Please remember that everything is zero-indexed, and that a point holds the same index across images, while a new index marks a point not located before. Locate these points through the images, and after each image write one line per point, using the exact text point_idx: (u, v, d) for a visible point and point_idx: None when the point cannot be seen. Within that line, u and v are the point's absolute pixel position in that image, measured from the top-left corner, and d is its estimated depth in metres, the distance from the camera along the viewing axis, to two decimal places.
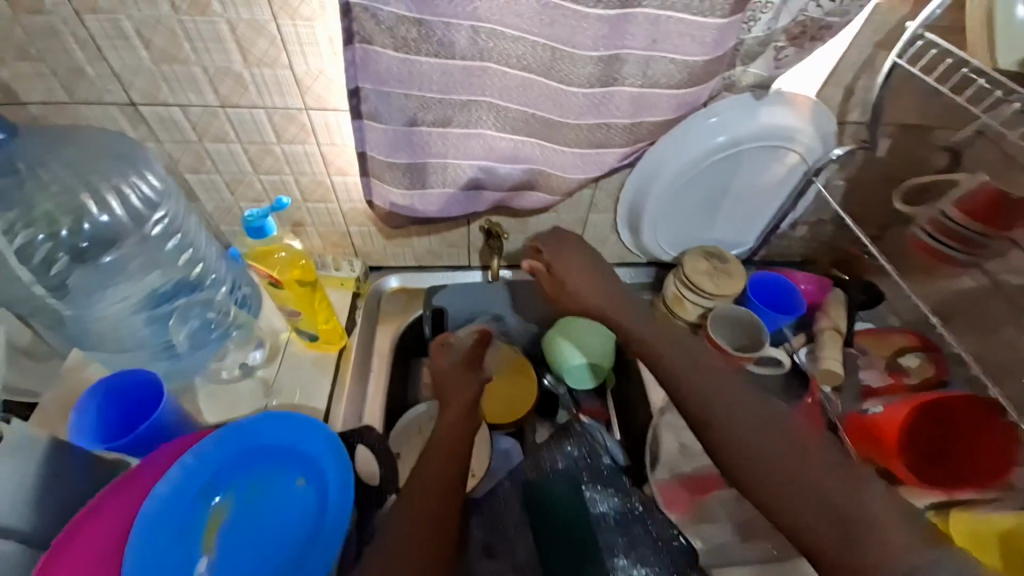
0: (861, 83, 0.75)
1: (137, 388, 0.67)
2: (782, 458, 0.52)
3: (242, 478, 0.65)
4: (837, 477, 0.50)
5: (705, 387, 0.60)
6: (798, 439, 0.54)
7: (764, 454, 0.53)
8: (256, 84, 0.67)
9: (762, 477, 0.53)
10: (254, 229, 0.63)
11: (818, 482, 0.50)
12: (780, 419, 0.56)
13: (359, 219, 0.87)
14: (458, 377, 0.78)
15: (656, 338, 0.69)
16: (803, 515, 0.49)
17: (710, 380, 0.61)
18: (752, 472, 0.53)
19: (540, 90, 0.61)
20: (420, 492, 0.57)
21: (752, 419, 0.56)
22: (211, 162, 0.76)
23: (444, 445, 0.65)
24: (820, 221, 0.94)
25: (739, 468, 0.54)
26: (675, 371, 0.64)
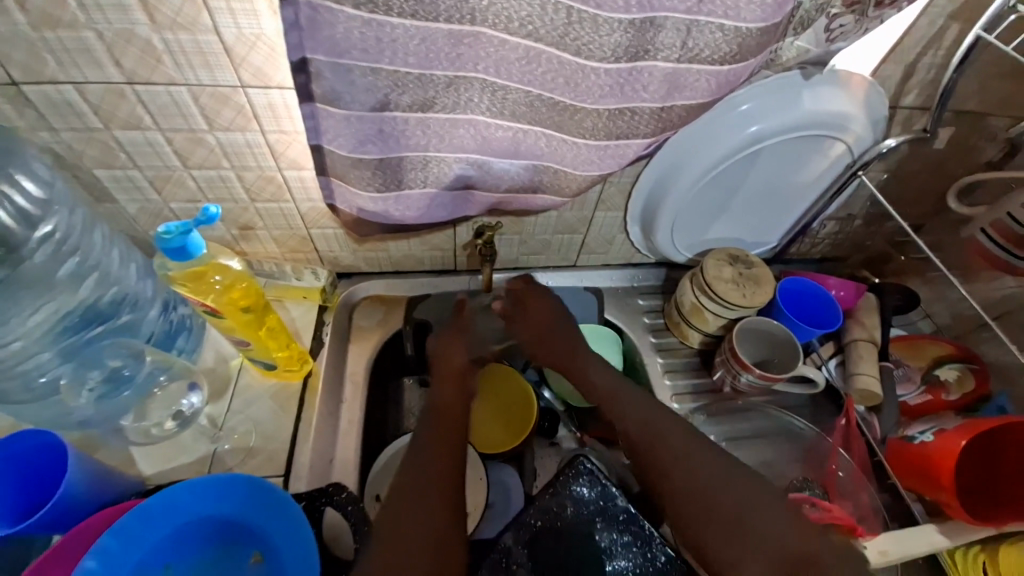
0: (925, 60, 0.64)
1: (43, 450, 0.54)
2: (719, 494, 0.56)
3: (181, 558, 0.54)
4: (775, 515, 0.54)
5: (652, 427, 0.62)
6: (747, 485, 0.56)
7: (762, 534, 0.53)
8: (171, 53, 0.50)
9: (762, 563, 0.52)
10: (175, 251, 0.50)
11: (757, 525, 0.53)
12: (723, 460, 0.58)
13: (322, 220, 0.72)
14: (452, 340, 0.72)
15: (613, 391, 0.67)
16: (732, 539, 0.53)
17: (656, 416, 0.63)
18: (754, 563, 0.52)
19: (550, 66, 0.47)
20: (416, 483, 0.54)
21: (683, 446, 0.60)
22: (125, 155, 0.60)
23: (443, 423, 0.62)
24: (853, 216, 0.84)
25: (736, 562, 0.53)
26: (631, 416, 0.64)
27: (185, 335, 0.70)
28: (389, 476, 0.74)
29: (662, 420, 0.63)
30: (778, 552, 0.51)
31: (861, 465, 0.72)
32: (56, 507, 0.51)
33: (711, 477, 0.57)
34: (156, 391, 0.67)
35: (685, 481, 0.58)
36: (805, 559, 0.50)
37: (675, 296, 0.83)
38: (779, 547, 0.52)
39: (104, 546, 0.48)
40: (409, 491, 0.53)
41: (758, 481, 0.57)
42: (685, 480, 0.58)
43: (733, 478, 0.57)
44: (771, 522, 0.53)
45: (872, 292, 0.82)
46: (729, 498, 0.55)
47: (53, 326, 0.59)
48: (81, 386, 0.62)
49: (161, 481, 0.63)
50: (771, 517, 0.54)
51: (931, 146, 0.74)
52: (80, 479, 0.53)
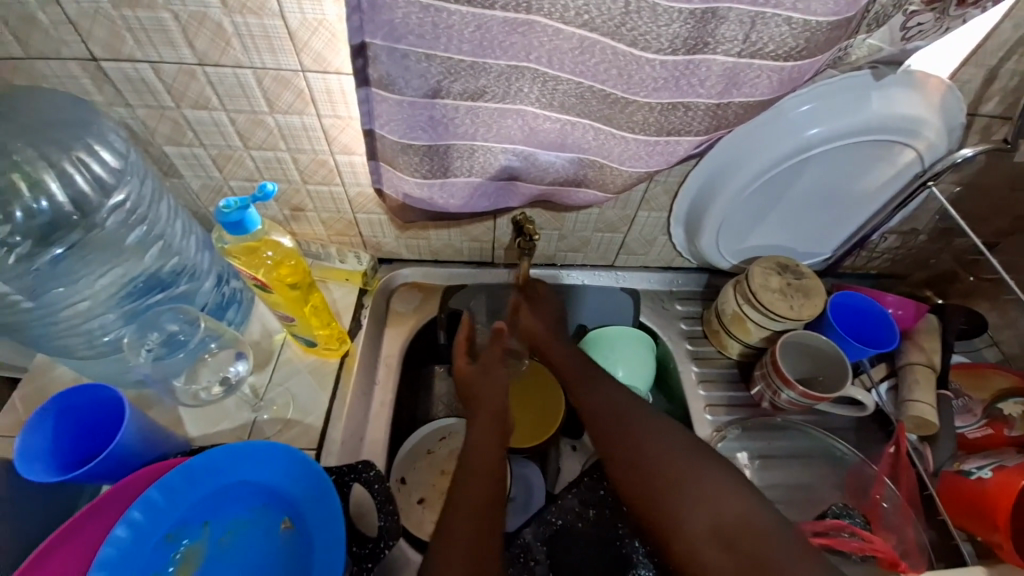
0: (1012, 64, 0.58)
1: (100, 403, 0.58)
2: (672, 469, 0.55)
3: (218, 517, 0.57)
4: (719, 474, 0.54)
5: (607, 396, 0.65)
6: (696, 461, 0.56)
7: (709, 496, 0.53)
8: (240, 36, 0.52)
9: (698, 512, 0.52)
10: (232, 224, 0.52)
11: (704, 481, 0.54)
12: (676, 439, 0.58)
13: (368, 205, 0.74)
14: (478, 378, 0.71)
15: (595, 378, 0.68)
16: (674, 493, 0.54)
17: (630, 408, 0.62)
18: (689, 510, 0.52)
19: (603, 57, 0.47)
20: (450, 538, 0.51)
21: (644, 424, 0.60)
22: (192, 133, 0.63)
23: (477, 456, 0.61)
24: (918, 231, 0.78)
25: (674, 509, 0.53)
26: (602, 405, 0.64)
27: (235, 307, 0.73)
28: (414, 460, 0.76)
29: (673, 464, 0.56)
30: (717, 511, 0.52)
31: (908, 497, 0.68)
32: (111, 456, 0.54)
33: (662, 450, 0.57)
34: (205, 357, 0.69)
35: (645, 458, 0.57)
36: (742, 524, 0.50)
37: (716, 303, 0.80)
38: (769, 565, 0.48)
39: (150, 498, 0.52)
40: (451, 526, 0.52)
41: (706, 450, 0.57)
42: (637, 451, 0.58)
43: (684, 450, 0.57)
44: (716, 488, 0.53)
45: (934, 314, 0.77)
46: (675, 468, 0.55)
47: (116, 290, 0.64)
48: (140, 346, 0.65)
49: (205, 443, 0.66)
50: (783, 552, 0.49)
51: (1014, 158, 0.68)
52: (133, 433, 0.56)
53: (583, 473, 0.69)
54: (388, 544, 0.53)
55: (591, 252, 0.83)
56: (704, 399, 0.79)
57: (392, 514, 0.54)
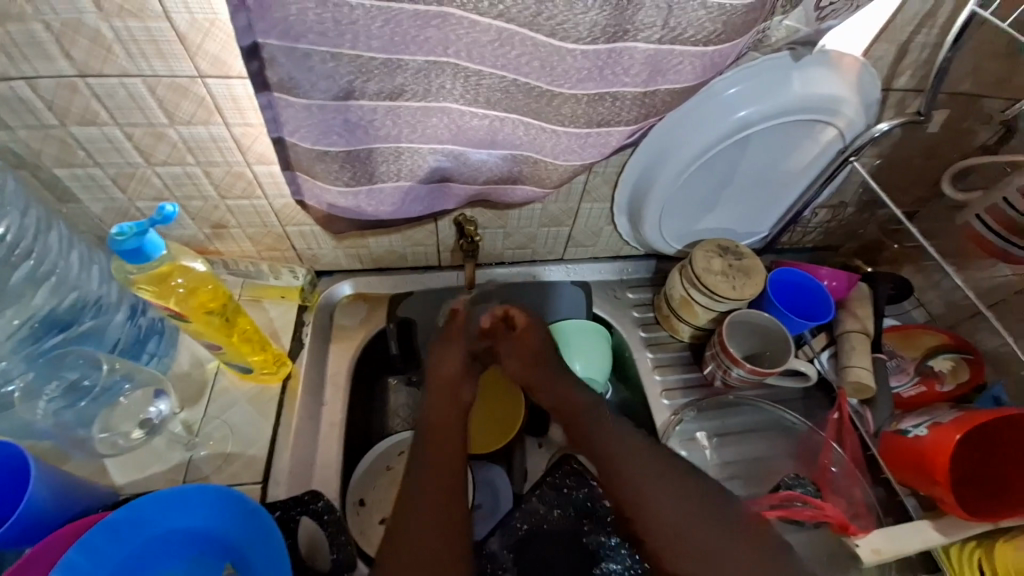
0: (917, 40, 0.61)
1: (2, 465, 0.52)
2: (693, 534, 0.56)
3: (153, 571, 0.52)
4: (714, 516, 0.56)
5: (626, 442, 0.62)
6: (713, 522, 0.56)
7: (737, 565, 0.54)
8: (122, 42, 0.47)
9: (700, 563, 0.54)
10: (129, 252, 0.46)
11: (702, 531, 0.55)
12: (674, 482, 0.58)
13: (297, 217, 0.69)
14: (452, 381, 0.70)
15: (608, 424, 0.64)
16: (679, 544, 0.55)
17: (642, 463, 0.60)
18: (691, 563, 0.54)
19: (523, 48, 0.45)
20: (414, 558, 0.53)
21: (642, 464, 0.60)
22: (83, 152, 0.57)
23: (423, 488, 0.58)
24: (845, 204, 0.82)
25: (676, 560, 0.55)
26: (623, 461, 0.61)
27: (156, 339, 0.67)
28: (373, 479, 0.73)
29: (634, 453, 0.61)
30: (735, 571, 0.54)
31: (853, 458, 0.72)
32: (18, 523, 0.48)
33: (664, 501, 0.57)
34: (120, 401, 0.63)
35: (646, 509, 0.57)
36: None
37: (665, 289, 0.81)
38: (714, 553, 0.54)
39: (70, 561, 0.46)
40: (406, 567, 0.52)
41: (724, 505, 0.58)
42: (637, 500, 0.58)
43: (682, 498, 0.57)
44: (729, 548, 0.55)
45: (865, 281, 0.80)
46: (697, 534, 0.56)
47: (5, 339, 0.56)
48: (38, 397, 0.59)
49: (133, 490, 0.61)
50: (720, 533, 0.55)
51: (925, 130, 0.72)
52: (43, 492, 0.50)
53: (547, 474, 0.68)
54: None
55: (539, 248, 0.82)
56: (661, 384, 0.80)
57: (347, 545, 0.51)
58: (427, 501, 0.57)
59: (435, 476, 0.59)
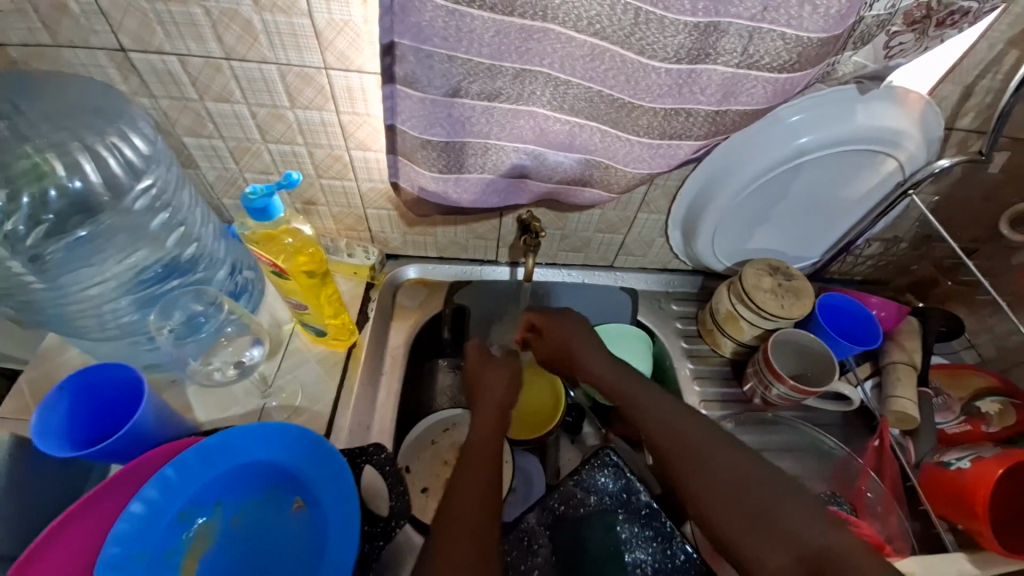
0: (983, 83, 0.64)
1: (116, 385, 0.60)
2: (747, 503, 0.50)
3: (230, 497, 0.58)
4: (789, 499, 0.49)
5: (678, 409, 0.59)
6: (787, 501, 0.49)
7: (798, 532, 0.47)
8: (267, 33, 0.55)
9: (782, 554, 0.47)
10: (257, 210, 0.55)
11: (778, 513, 0.49)
12: (735, 459, 0.53)
13: (379, 201, 0.77)
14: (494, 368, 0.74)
15: (661, 401, 0.61)
16: (754, 534, 0.49)
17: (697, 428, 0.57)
18: (774, 554, 0.47)
19: (613, 63, 0.50)
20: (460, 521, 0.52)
21: (700, 440, 0.56)
22: (212, 125, 0.65)
23: (465, 498, 0.54)
24: (899, 238, 0.83)
25: (757, 551, 0.48)
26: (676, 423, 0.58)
27: (247, 296, 0.75)
28: (418, 451, 0.78)
29: (692, 427, 0.57)
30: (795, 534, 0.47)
31: (892, 487, 0.71)
32: (127, 435, 0.55)
33: (725, 477, 0.52)
34: (222, 342, 0.71)
35: (703, 486, 0.53)
36: (826, 554, 0.45)
37: (710, 303, 0.84)
38: (796, 542, 0.47)
39: (165, 476, 0.53)
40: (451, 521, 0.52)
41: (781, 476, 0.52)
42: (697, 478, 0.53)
43: (742, 477, 0.52)
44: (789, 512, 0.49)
45: (915, 316, 0.81)
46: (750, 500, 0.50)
47: (133, 276, 0.65)
48: (162, 326, 0.66)
49: (213, 427, 0.68)
50: (799, 513, 0.48)
51: (987, 171, 0.73)
52: (148, 413, 0.58)
53: (584, 463, 0.72)
54: (399, 523, 0.56)
55: (591, 252, 0.87)
56: (699, 394, 0.82)
57: (404, 496, 0.56)
58: (471, 472, 0.57)
59: (477, 488, 0.55)
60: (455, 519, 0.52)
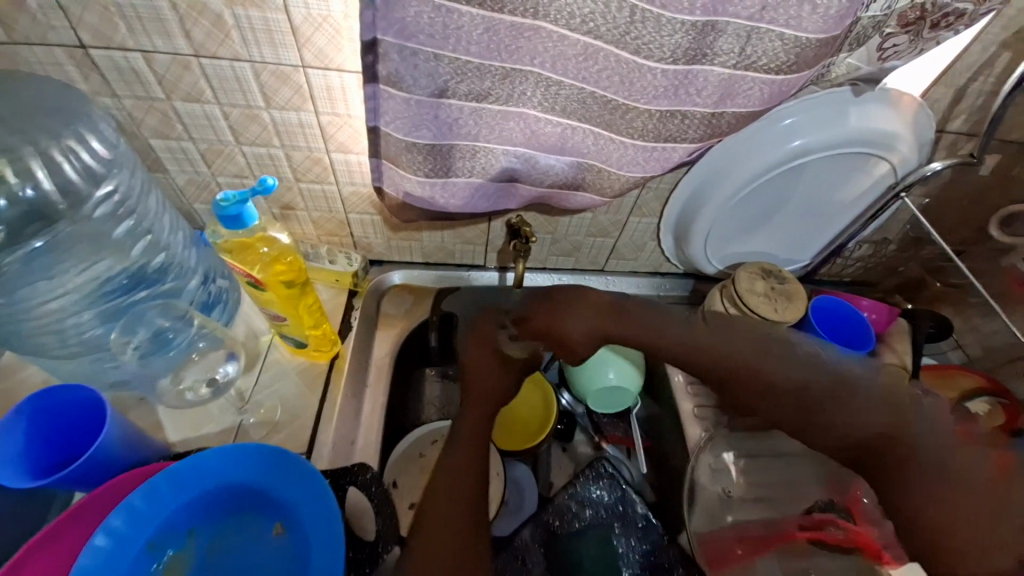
0: (974, 86, 0.63)
1: (78, 406, 0.55)
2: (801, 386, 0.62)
3: (204, 524, 0.55)
4: (858, 400, 0.59)
5: (715, 347, 0.68)
6: (843, 395, 0.60)
7: (841, 425, 0.60)
8: (240, 29, 0.51)
9: (834, 441, 0.61)
10: (230, 219, 0.51)
11: (857, 415, 0.59)
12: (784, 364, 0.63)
13: (362, 205, 0.73)
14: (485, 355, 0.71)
15: (714, 342, 0.68)
16: (804, 425, 0.63)
17: (746, 358, 0.66)
18: (823, 442, 0.62)
19: (606, 63, 0.48)
20: (441, 526, 0.52)
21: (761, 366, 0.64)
22: (181, 126, 0.61)
23: (446, 502, 0.54)
24: (888, 240, 0.83)
25: (816, 437, 0.63)
26: (732, 352, 0.67)
27: (221, 307, 0.71)
28: (406, 464, 0.74)
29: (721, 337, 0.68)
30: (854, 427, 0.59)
31: None
32: (90, 461, 0.51)
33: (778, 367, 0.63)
34: (194, 356, 0.68)
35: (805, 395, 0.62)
36: (898, 439, 0.56)
37: (703, 306, 0.82)
38: (858, 429, 0.59)
39: (132, 505, 0.49)
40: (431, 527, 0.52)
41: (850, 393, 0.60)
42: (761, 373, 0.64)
43: (845, 392, 0.60)
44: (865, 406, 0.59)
45: (905, 318, 0.81)
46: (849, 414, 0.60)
47: (95, 288, 0.60)
48: (127, 343, 0.63)
49: (186, 448, 0.64)
50: (864, 411, 0.59)
51: (975, 173, 0.73)
52: (113, 437, 0.53)
53: (578, 474, 0.71)
54: (387, 548, 0.53)
55: (582, 256, 0.85)
56: None
57: (391, 517, 0.53)
58: (453, 474, 0.58)
59: (458, 490, 0.56)
60: (435, 524, 0.52)
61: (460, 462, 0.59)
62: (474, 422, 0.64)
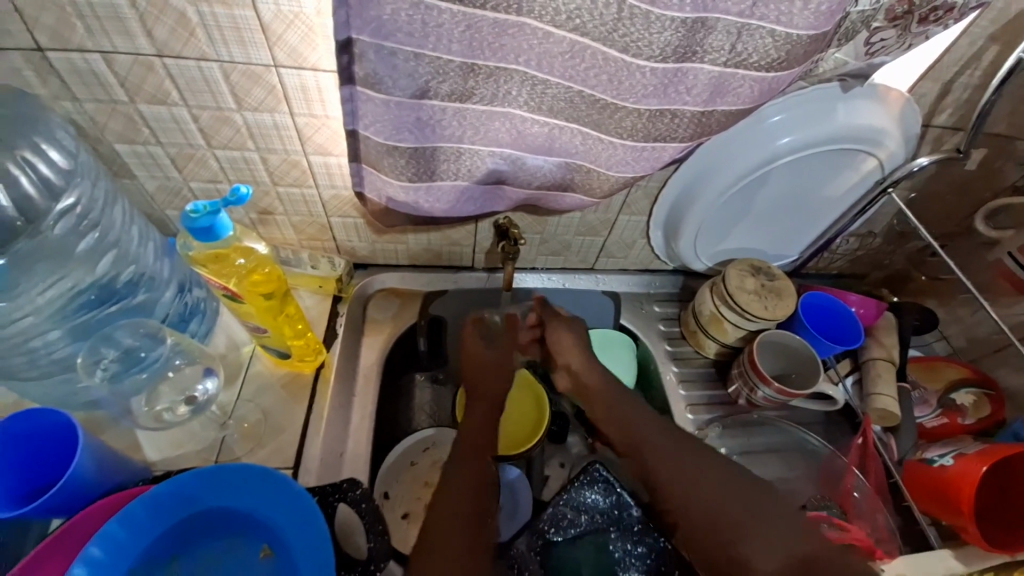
0: (961, 80, 0.63)
1: (51, 431, 0.53)
2: (729, 499, 0.58)
3: (188, 550, 0.53)
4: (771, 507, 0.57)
5: (675, 460, 0.62)
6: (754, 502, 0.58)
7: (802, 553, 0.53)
8: (206, 28, 0.48)
9: (757, 554, 0.54)
10: (201, 230, 0.49)
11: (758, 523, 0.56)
12: (715, 465, 0.61)
13: (343, 208, 0.71)
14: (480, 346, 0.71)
15: (671, 451, 0.63)
16: (731, 535, 0.56)
17: (712, 486, 0.59)
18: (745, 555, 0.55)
19: (594, 61, 0.46)
20: (452, 525, 0.53)
21: (698, 465, 0.61)
22: (148, 130, 0.58)
23: (454, 498, 0.56)
24: (874, 233, 0.84)
25: (727, 548, 0.56)
26: (690, 475, 0.60)
27: (199, 318, 0.69)
28: (397, 473, 0.73)
29: (665, 435, 0.64)
30: (783, 543, 0.54)
31: (876, 488, 0.71)
32: (64, 489, 0.49)
33: (698, 468, 0.61)
34: (169, 374, 0.64)
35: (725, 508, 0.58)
36: (805, 558, 0.53)
37: (693, 305, 0.82)
38: (770, 540, 0.55)
39: (108, 532, 0.47)
40: (442, 530, 0.53)
41: (769, 498, 0.58)
42: (696, 482, 0.60)
43: (727, 490, 0.59)
44: (779, 521, 0.56)
45: (892, 311, 0.81)
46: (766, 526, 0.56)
47: (63, 305, 0.57)
48: (95, 365, 0.59)
49: (167, 467, 0.61)
50: (778, 523, 0.56)
51: (962, 167, 0.74)
52: (87, 462, 0.51)
53: (572, 479, 0.69)
54: (378, 566, 0.51)
55: (571, 255, 0.83)
56: (685, 399, 0.81)
57: (381, 535, 0.52)
58: (458, 471, 0.59)
59: (468, 487, 0.57)
60: (443, 522, 0.54)
61: (463, 465, 0.59)
62: (477, 421, 0.65)
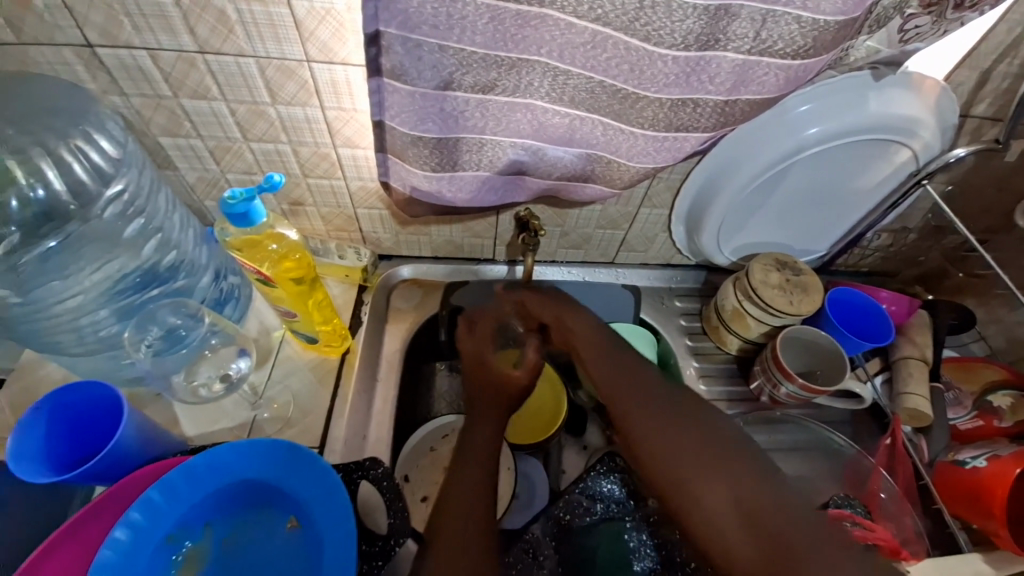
0: (1001, 68, 0.61)
1: (98, 403, 0.57)
2: (684, 438, 0.50)
3: (220, 517, 0.56)
4: (730, 448, 0.48)
5: (628, 397, 0.55)
6: (708, 436, 0.49)
7: (754, 494, 0.45)
8: (244, 25, 0.51)
9: (715, 496, 0.46)
10: (237, 216, 0.52)
11: (713, 459, 0.48)
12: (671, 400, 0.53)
13: (370, 200, 0.73)
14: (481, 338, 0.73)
15: (627, 384, 0.56)
16: (686, 477, 0.48)
17: (669, 423, 0.51)
18: (704, 498, 0.46)
19: (615, 51, 0.47)
20: (457, 521, 0.51)
21: (652, 402, 0.54)
22: (189, 123, 0.61)
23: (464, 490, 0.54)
24: (909, 229, 0.81)
25: (685, 495, 0.48)
26: (643, 416, 0.53)
27: (233, 303, 0.72)
28: (417, 458, 0.75)
29: (622, 369, 0.58)
30: (738, 488, 0.46)
31: (905, 489, 0.69)
32: (109, 457, 0.52)
33: (653, 410, 0.53)
34: (206, 353, 0.68)
35: (674, 445, 0.50)
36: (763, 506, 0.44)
37: (715, 299, 0.81)
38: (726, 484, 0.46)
39: (150, 499, 0.50)
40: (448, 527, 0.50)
41: (721, 431, 0.50)
42: (647, 424, 0.53)
43: (681, 423, 0.51)
44: (735, 464, 0.47)
45: (926, 309, 0.79)
46: (747, 485, 0.45)
47: (109, 287, 0.62)
48: (140, 341, 0.63)
49: (202, 443, 0.65)
50: (733, 465, 0.47)
51: (1003, 159, 0.70)
52: (131, 433, 0.54)
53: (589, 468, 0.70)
54: (398, 541, 0.53)
55: (592, 248, 0.84)
56: (705, 394, 0.80)
57: (401, 512, 0.54)
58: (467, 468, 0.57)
59: (474, 483, 0.55)
60: (450, 516, 0.51)
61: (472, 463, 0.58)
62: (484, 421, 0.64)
